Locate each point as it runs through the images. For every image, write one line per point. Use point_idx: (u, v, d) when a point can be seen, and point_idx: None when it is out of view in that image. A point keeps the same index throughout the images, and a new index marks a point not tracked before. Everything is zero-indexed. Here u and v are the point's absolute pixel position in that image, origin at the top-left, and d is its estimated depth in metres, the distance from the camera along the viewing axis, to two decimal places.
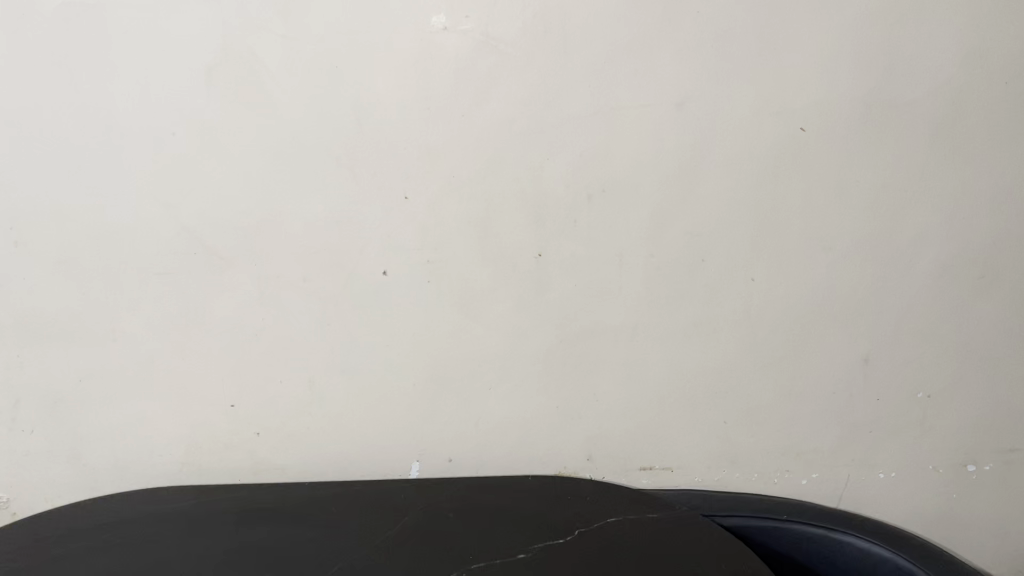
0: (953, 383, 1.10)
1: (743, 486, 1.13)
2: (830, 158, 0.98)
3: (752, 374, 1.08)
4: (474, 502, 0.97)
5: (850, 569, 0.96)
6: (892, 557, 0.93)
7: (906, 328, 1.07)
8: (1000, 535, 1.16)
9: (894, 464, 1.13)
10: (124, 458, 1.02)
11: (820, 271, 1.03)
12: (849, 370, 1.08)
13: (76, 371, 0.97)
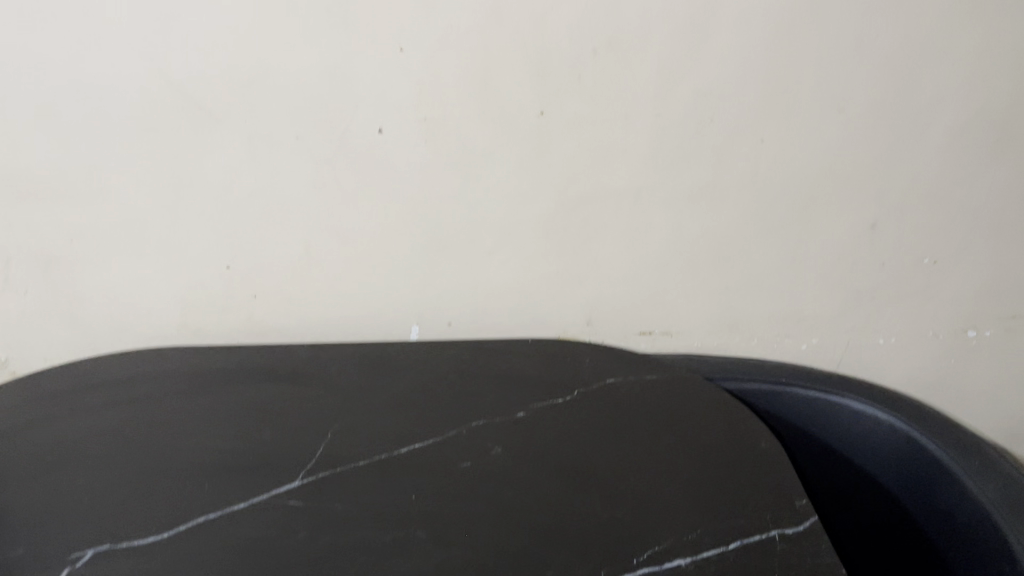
0: (960, 249, 1.08)
1: (741, 349, 1.14)
2: (851, 9, 0.92)
3: (757, 240, 1.06)
4: (477, 363, 0.98)
5: (845, 429, 0.97)
6: (887, 419, 0.94)
7: (916, 193, 1.04)
8: (993, 396, 1.19)
9: (894, 329, 1.13)
10: (122, 317, 1.04)
11: (831, 132, 0.99)
12: (855, 236, 1.06)
13: (67, 232, 0.97)
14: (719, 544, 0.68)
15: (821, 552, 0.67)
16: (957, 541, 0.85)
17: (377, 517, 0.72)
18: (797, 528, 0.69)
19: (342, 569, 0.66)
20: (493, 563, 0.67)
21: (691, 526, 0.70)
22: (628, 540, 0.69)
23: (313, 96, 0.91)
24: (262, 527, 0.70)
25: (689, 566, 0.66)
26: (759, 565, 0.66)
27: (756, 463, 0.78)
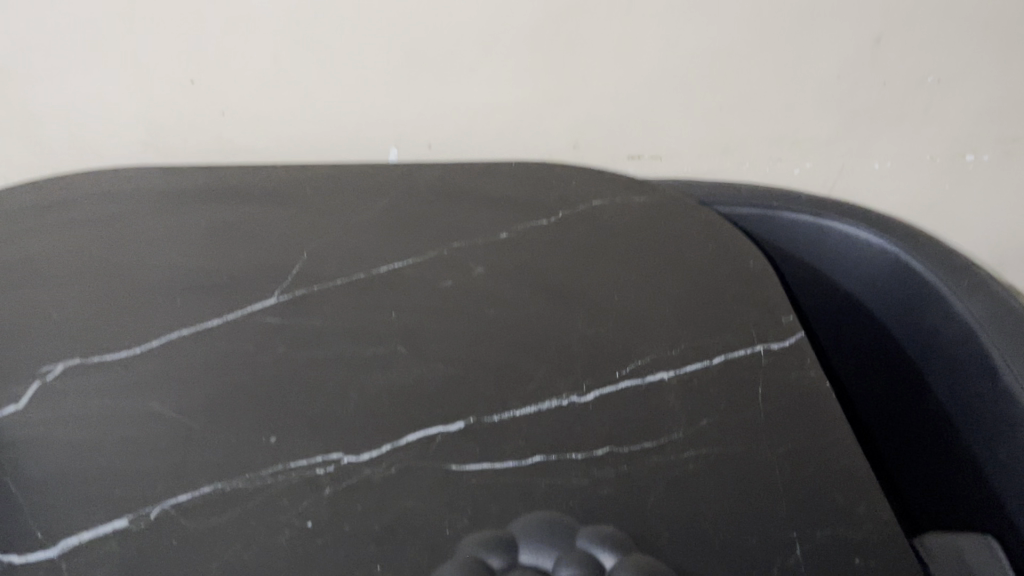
0: (967, 68, 1.03)
1: (731, 174, 1.11)
2: None
3: (754, 56, 1.00)
4: (457, 182, 0.94)
5: (840, 257, 0.91)
6: (886, 247, 0.87)
7: (927, 5, 0.96)
8: (983, 220, 1.18)
9: (890, 153, 1.10)
10: (84, 135, 0.99)
11: None
12: (857, 52, 1.00)
13: (9, 38, 0.89)
14: (702, 358, 0.67)
15: (805, 365, 0.66)
16: (938, 367, 0.82)
17: (356, 333, 0.70)
18: (783, 344, 0.68)
19: (321, 383, 0.65)
20: (474, 377, 0.66)
21: (675, 342, 0.69)
22: (611, 355, 0.68)
23: None
24: (239, 343, 0.69)
25: (672, 379, 0.65)
26: (742, 378, 0.65)
27: (743, 281, 0.76)
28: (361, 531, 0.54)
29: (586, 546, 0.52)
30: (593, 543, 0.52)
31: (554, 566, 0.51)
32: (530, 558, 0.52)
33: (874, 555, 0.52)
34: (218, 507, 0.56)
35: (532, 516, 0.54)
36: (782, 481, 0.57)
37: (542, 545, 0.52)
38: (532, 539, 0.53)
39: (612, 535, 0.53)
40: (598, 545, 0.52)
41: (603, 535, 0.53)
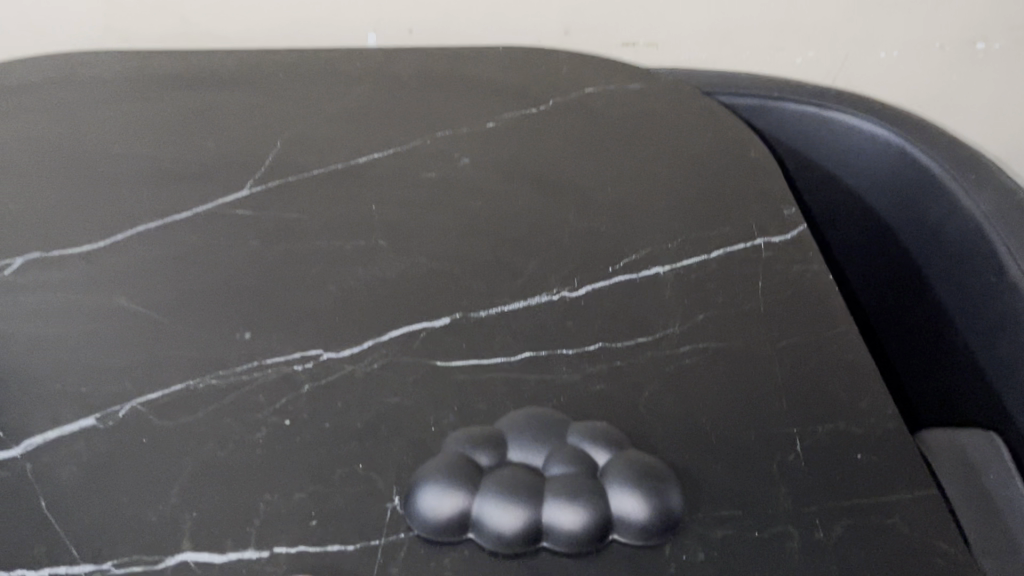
0: None
1: (730, 63, 1.05)
2: None
3: None
4: (440, 66, 0.87)
5: (838, 148, 0.85)
6: (887, 135, 0.81)
7: None
8: (990, 113, 1.13)
9: (898, 40, 1.04)
10: (38, 17, 0.92)
11: None
12: None
13: None
14: (700, 253, 0.64)
15: (808, 259, 0.63)
16: (944, 259, 0.77)
17: (334, 225, 0.66)
18: (785, 237, 0.65)
19: (298, 278, 0.62)
20: (460, 271, 0.62)
21: (672, 235, 0.65)
22: (604, 248, 0.64)
23: None
24: (210, 236, 0.65)
25: (668, 274, 0.62)
26: (741, 272, 0.62)
27: (744, 171, 0.72)
28: (342, 428, 0.52)
29: (579, 443, 0.49)
30: (586, 441, 0.49)
31: (545, 464, 0.48)
32: (518, 457, 0.49)
33: (876, 451, 0.50)
34: (190, 406, 0.53)
35: (521, 414, 0.51)
36: (781, 376, 0.54)
37: (532, 443, 0.49)
38: (521, 436, 0.49)
39: (606, 432, 0.50)
40: (590, 442, 0.49)
41: (596, 433, 0.50)
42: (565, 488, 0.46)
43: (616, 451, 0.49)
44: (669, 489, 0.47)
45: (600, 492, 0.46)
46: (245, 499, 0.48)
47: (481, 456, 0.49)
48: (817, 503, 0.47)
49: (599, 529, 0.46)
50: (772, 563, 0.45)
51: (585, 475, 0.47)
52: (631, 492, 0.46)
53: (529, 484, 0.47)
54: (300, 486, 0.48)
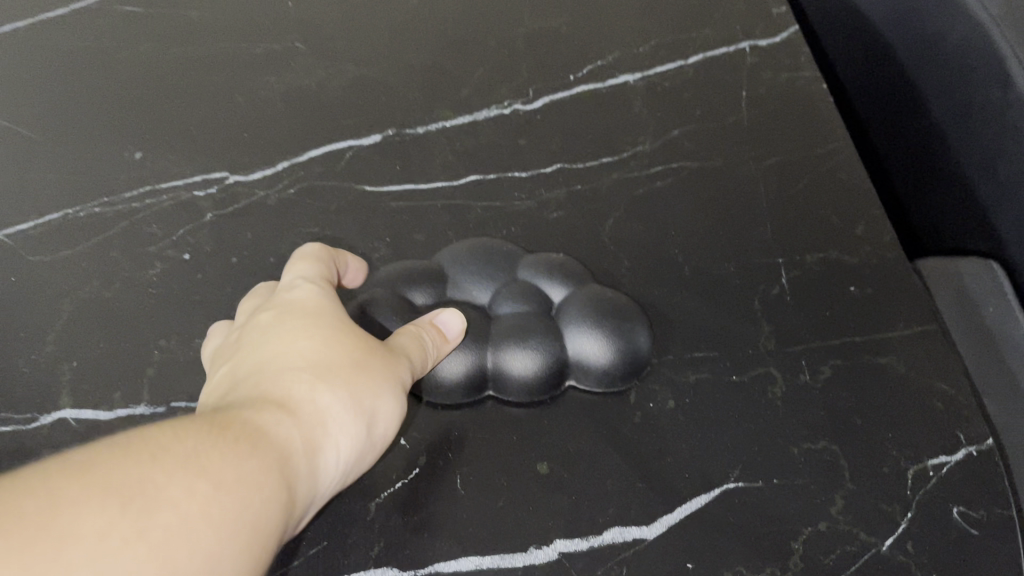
0: None
1: None
2: None
3: None
4: None
5: None
6: None
7: None
8: None
9: None
10: None
11: None
12: None
13: None
14: (676, 57, 0.54)
15: (800, 65, 0.54)
16: (933, 77, 0.63)
17: (243, 25, 0.55)
18: (773, 40, 0.55)
19: (198, 88, 0.52)
20: (393, 81, 0.53)
21: (644, 38, 0.55)
22: (564, 52, 0.54)
23: None
24: (91, 38, 0.54)
25: (639, 82, 0.53)
26: (724, 81, 0.53)
27: None
28: (251, 262, 0.44)
29: (532, 277, 0.42)
30: (540, 275, 0.42)
31: (492, 302, 0.42)
32: (461, 293, 0.42)
33: (872, 281, 0.44)
34: (68, 239, 0.45)
35: (466, 243, 0.44)
36: (766, 200, 0.47)
37: (478, 275, 0.42)
38: (465, 269, 0.42)
39: (563, 263, 0.43)
40: (546, 274, 0.42)
41: (553, 264, 0.43)
42: (515, 329, 0.40)
43: (575, 284, 0.42)
44: (635, 324, 0.41)
45: (555, 333, 0.40)
46: (137, 343, 0.41)
47: (419, 293, 0.41)
48: (804, 343, 0.41)
49: (555, 373, 0.39)
50: (752, 410, 0.39)
51: (538, 314, 0.41)
52: (592, 331, 0.40)
53: (472, 323, 0.40)
54: (201, 329, 0.41)
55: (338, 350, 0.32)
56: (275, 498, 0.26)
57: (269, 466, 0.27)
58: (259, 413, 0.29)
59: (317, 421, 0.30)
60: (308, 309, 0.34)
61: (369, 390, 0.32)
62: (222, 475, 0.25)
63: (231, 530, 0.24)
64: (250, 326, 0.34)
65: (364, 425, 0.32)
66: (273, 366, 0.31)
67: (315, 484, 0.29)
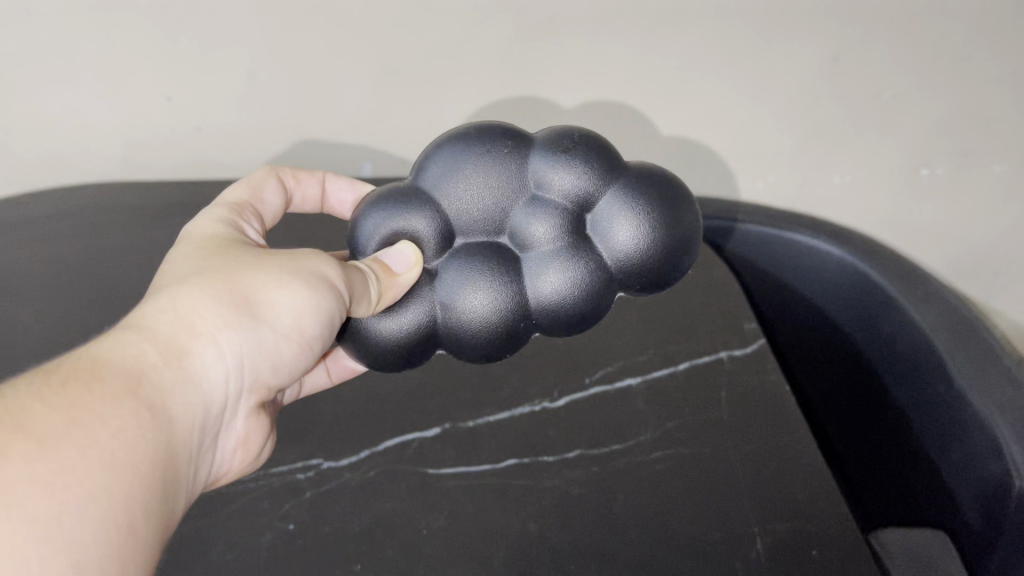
0: (964, 97, 0.96)
1: (722, 190, 1.07)
2: None
3: (735, 86, 0.93)
4: None
5: (810, 275, 0.91)
6: (853, 261, 0.86)
7: (926, 43, 0.91)
8: (961, 244, 1.13)
9: (858, 168, 1.04)
10: (57, 151, 0.93)
11: (901, 52, 0.92)
12: (860, 96, 0.96)
13: None
14: (669, 365, 0.69)
15: (767, 370, 0.69)
16: (897, 369, 0.84)
17: None
18: (745, 350, 0.71)
19: None
20: (448, 387, 0.67)
21: (643, 348, 0.71)
22: (580, 362, 0.70)
23: None
24: None
25: (639, 385, 0.68)
26: (707, 383, 0.68)
27: (707, 287, 0.78)
28: (340, 532, 0.57)
29: (548, 173, 0.52)
30: (552, 167, 0.52)
31: (522, 213, 0.53)
32: (484, 215, 0.53)
33: (831, 547, 0.55)
34: (198, 514, 0.58)
35: (474, 137, 0.53)
36: (745, 479, 0.60)
37: (490, 177, 0.52)
38: (478, 174, 0.52)
39: (572, 147, 0.53)
40: (559, 169, 0.52)
41: (563, 154, 0.52)
42: (546, 246, 0.53)
43: (590, 176, 0.52)
44: (648, 214, 0.52)
45: (580, 242, 0.53)
46: None
47: (415, 223, 0.52)
48: None
49: (588, 282, 0.53)
50: None
51: (568, 222, 0.53)
52: (617, 226, 0.52)
53: (496, 257, 0.53)
54: None
55: (213, 269, 0.46)
56: (125, 423, 0.38)
57: (113, 402, 0.38)
58: (118, 347, 0.41)
59: (180, 332, 0.43)
60: (208, 249, 0.49)
61: (247, 291, 0.46)
62: (73, 418, 0.36)
63: (83, 461, 0.35)
64: (168, 260, 0.49)
65: (249, 316, 0.45)
66: (162, 290, 0.45)
67: (191, 390, 0.43)
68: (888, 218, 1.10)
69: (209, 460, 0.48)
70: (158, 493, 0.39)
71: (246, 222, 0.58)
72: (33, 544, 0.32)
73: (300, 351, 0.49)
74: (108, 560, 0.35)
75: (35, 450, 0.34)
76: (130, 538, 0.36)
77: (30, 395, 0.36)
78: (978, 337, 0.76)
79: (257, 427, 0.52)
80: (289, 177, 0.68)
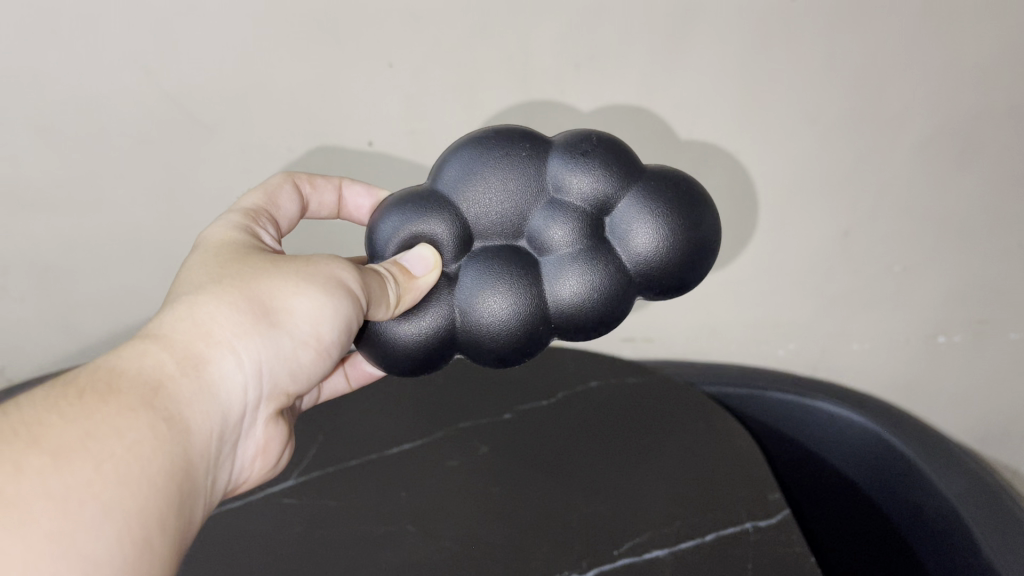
0: (971, 274, 1.01)
1: (742, 356, 1.11)
2: (897, 50, 0.80)
3: (750, 261, 0.99)
4: (464, 372, 0.95)
5: (831, 441, 0.93)
6: (876, 429, 0.89)
7: (929, 225, 0.96)
8: (980, 411, 1.15)
9: (874, 337, 1.08)
10: (115, 326, 0.99)
11: (906, 233, 0.97)
12: (870, 270, 1.01)
13: (44, 256, 0.90)
14: (695, 535, 0.71)
15: (793, 542, 0.70)
16: (925, 538, 0.84)
17: (368, 513, 0.74)
18: (770, 520, 0.72)
19: (333, 562, 0.69)
20: (478, 557, 0.69)
21: (670, 518, 0.73)
22: (609, 532, 0.71)
23: (295, 129, 0.82)
24: (256, 525, 0.73)
25: (668, 556, 0.69)
26: (732, 557, 0.69)
27: (730, 453, 0.81)
28: None
29: (566, 178, 0.56)
30: (570, 171, 0.56)
31: (540, 219, 0.57)
32: (503, 219, 0.57)
33: None
34: None
35: (492, 140, 0.56)
36: None
37: (507, 180, 0.56)
38: (497, 178, 0.56)
39: (588, 150, 0.56)
40: (578, 173, 0.56)
41: (580, 157, 0.56)
42: (565, 250, 0.57)
43: (606, 181, 0.56)
44: (664, 218, 0.55)
45: (596, 247, 0.57)
46: None
47: (433, 226, 0.56)
48: None
49: (605, 287, 0.56)
50: None
51: (586, 228, 0.56)
52: (634, 229, 0.56)
53: (513, 263, 0.57)
54: None
55: (228, 276, 0.49)
56: (140, 435, 0.40)
57: (128, 416, 0.41)
58: (136, 360, 0.44)
59: (196, 343, 0.46)
60: (223, 258, 0.52)
61: (265, 297, 0.49)
62: (88, 431, 0.39)
63: (101, 476, 0.38)
64: (186, 266, 0.53)
65: (266, 323, 0.48)
66: (179, 298, 0.48)
67: (205, 400, 0.46)
68: (907, 386, 1.13)
69: (229, 467, 0.51)
70: (172, 506, 0.41)
71: (261, 228, 0.61)
72: (51, 563, 0.34)
73: (319, 356, 0.52)
74: (122, 574, 0.38)
75: (49, 466, 0.37)
76: (145, 550, 0.39)
77: (46, 408, 0.39)
78: (1005, 510, 0.77)
79: (275, 434, 0.55)
80: (307, 183, 0.71)
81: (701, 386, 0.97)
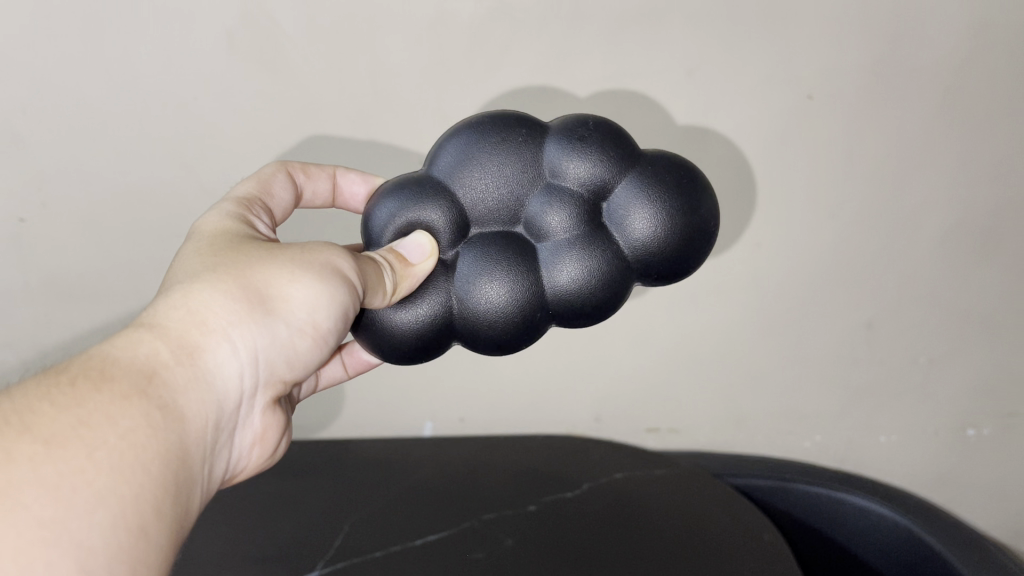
0: (997, 367, 1.01)
1: (767, 448, 1.10)
2: (915, 152, 0.83)
3: (774, 352, 1.00)
4: (487, 463, 0.96)
5: (861, 536, 0.91)
6: (906, 523, 0.88)
7: (952, 319, 0.97)
8: (1012, 506, 1.13)
9: (902, 430, 1.07)
10: None
11: (930, 327, 0.97)
12: (895, 362, 1.01)
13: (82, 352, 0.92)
14: None
15: None
16: None
17: None
18: None
19: None
20: None
21: None
22: None
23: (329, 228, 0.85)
24: None
25: None
26: None
27: (760, 547, 0.80)
28: None
29: (563, 163, 0.57)
30: (567, 156, 0.56)
31: (538, 206, 0.58)
32: (501, 206, 0.58)
33: None
34: None
35: (489, 126, 0.57)
36: None
37: (504, 166, 0.57)
38: (494, 163, 0.57)
39: (585, 135, 0.57)
40: (575, 158, 0.56)
41: (577, 143, 0.56)
42: (562, 236, 0.58)
43: (604, 166, 0.56)
44: (661, 207, 0.56)
45: (593, 232, 0.58)
46: None
47: (429, 214, 0.57)
48: None
49: (601, 273, 0.57)
50: None
51: (583, 214, 0.57)
52: (631, 215, 0.56)
53: (509, 251, 0.58)
54: None
55: (222, 263, 0.50)
56: (132, 421, 0.41)
57: (121, 403, 0.42)
58: (130, 348, 0.45)
59: (190, 332, 0.47)
60: (217, 247, 0.53)
61: (259, 283, 0.50)
62: (81, 419, 0.40)
63: (93, 462, 0.39)
64: (182, 254, 0.53)
65: (261, 309, 0.49)
66: (174, 286, 0.49)
67: (198, 389, 0.46)
68: (936, 480, 1.11)
69: (224, 456, 0.52)
70: (167, 490, 0.42)
71: (256, 218, 0.63)
72: (47, 552, 0.36)
73: (316, 344, 0.53)
74: (118, 559, 0.38)
75: (42, 453, 0.38)
76: (141, 538, 0.40)
77: (40, 395, 0.40)
78: None
79: (272, 424, 0.56)
80: (302, 172, 0.71)
81: (727, 478, 0.96)
